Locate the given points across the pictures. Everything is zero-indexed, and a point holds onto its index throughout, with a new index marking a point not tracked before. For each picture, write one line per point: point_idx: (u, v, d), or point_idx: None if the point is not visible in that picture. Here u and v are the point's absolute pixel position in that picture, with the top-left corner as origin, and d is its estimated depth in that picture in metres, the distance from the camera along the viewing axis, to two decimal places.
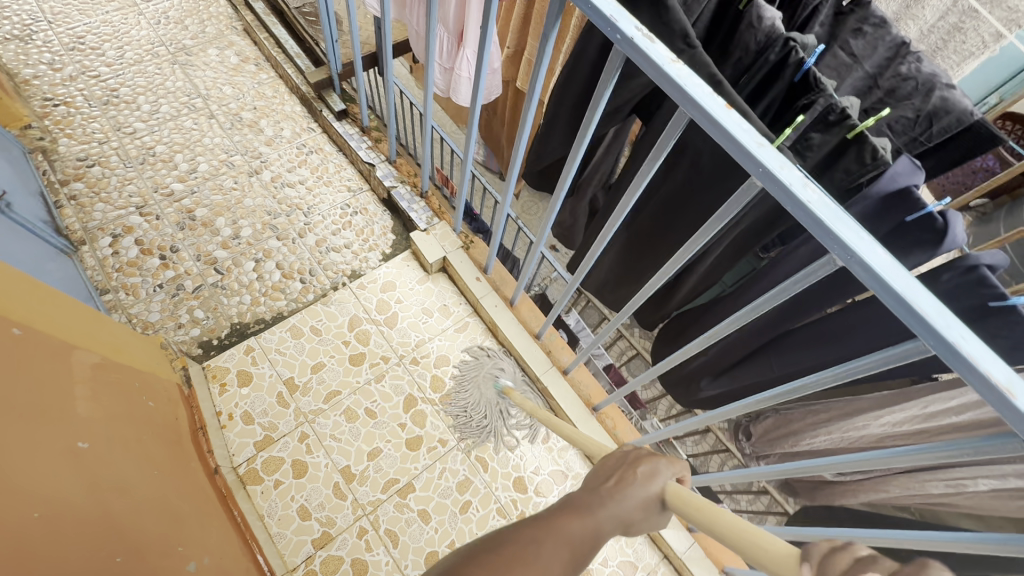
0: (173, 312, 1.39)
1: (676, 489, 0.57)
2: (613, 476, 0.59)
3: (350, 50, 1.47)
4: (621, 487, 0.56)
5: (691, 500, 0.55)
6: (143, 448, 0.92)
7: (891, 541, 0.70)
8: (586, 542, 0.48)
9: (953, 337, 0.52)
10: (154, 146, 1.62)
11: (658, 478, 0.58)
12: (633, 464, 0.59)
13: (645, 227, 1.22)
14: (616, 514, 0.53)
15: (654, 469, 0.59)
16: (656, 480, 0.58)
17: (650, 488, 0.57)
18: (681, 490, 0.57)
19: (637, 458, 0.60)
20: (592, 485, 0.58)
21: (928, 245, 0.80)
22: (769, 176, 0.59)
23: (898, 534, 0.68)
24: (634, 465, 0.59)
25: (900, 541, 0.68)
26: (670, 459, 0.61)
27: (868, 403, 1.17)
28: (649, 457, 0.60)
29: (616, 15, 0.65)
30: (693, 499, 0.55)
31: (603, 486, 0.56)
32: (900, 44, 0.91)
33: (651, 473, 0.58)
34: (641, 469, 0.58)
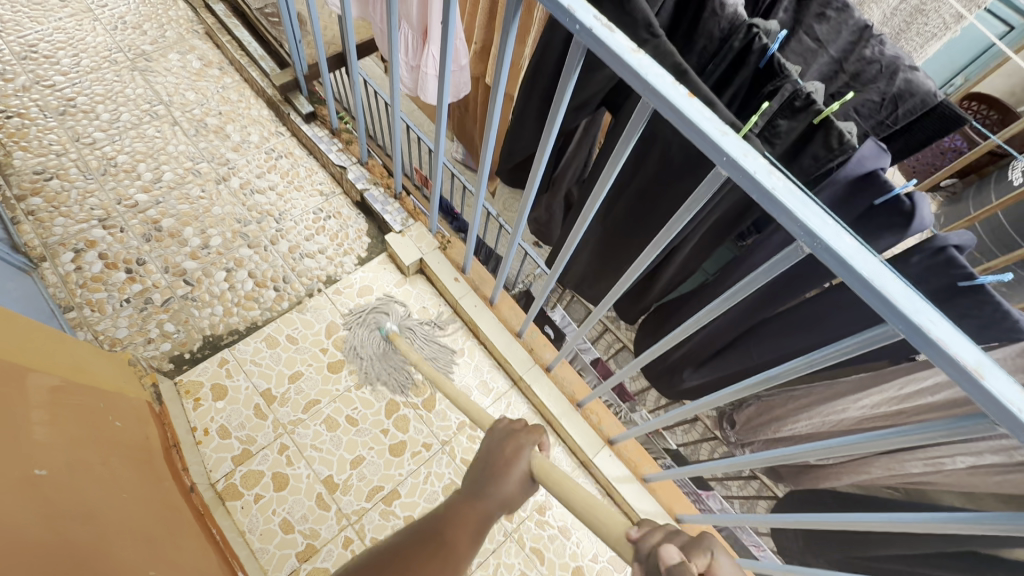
0: (142, 327, 1.34)
1: (537, 460, 0.77)
2: (492, 460, 0.77)
3: (314, 51, 1.43)
4: (500, 470, 0.75)
5: (551, 475, 0.74)
6: (109, 470, 0.88)
7: (919, 524, 0.70)
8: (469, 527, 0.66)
9: (921, 320, 0.52)
10: (115, 156, 1.56)
11: (525, 454, 0.77)
12: (504, 448, 0.78)
13: (621, 220, 1.21)
14: (498, 496, 0.72)
15: (518, 448, 0.77)
16: (521, 455, 0.77)
17: (518, 464, 0.76)
18: (543, 464, 0.76)
19: (507, 442, 0.79)
20: (476, 473, 0.76)
21: (898, 227, 0.81)
22: (733, 165, 0.58)
23: (932, 517, 0.68)
24: (506, 449, 0.78)
25: (933, 525, 0.69)
26: (529, 433, 0.80)
27: (847, 386, 1.18)
28: (515, 437, 0.79)
29: (574, 5, 0.64)
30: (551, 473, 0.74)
31: (486, 470, 0.75)
32: (864, 27, 0.90)
33: (517, 452, 0.77)
34: (509, 451, 0.77)
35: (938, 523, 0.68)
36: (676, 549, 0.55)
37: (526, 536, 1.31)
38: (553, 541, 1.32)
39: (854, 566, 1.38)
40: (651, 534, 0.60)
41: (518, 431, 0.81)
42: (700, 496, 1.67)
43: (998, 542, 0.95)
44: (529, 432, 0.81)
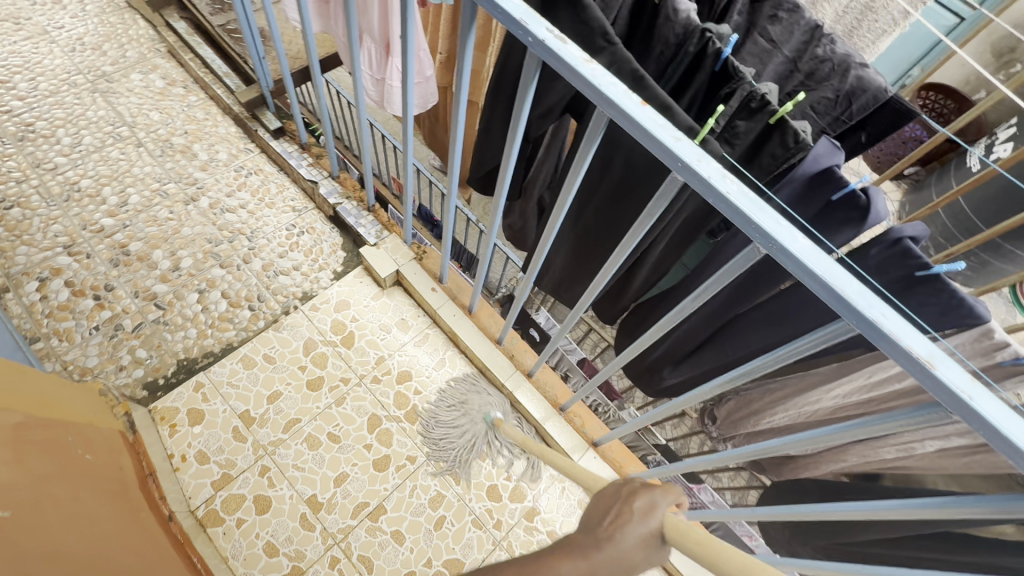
0: (113, 354, 1.31)
1: (672, 522, 0.63)
2: (611, 512, 0.64)
3: (277, 66, 1.42)
4: (622, 526, 0.61)
5: (690, 532, 0.61)
6: (79, 505, 0.86)
7: (886, 511, 0.72)
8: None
9: (873, 314, 0.53)
10: (78, 180, 1.53)
11: (655, 514, 0.63)
12: (629, 500, 0.64)
13: (592, 224, 1.23)
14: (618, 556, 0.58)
15: (651, 501, 0.64)
16: (655, 515, 0.63)
17: (650, 521, 0.62)
18: (679, 523, 0.62)
19: (634, 493, 0.65)
20: (588, 525, 0.63)
21: (855, 221, 0.85)
22: (688, 171, 0.59)
23: (900, 506, 0.70)
24: (631, 501, 0.64)
25: (902, 512, 0.70)
26: (664, 489, 0.66)
27: (818, 377, 1.20)
28: (645, 488, 0.65)
29: (526, 18, 0.64)
30: (693, 533, 0.61)
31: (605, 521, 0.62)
32: (814, 27, 0.93)
33: (649, 505, 0.63)
34: (638, 503, 0.63)
35: (912, 510, 0.69)
36: None
37: (516, 543, 1.32)
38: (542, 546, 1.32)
39: (838, 552, 1.41)
40: None
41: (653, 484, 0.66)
42: (689, 490, 1.69)
43: (970, 522, 0.98)
44: (664, 488, 0.67)
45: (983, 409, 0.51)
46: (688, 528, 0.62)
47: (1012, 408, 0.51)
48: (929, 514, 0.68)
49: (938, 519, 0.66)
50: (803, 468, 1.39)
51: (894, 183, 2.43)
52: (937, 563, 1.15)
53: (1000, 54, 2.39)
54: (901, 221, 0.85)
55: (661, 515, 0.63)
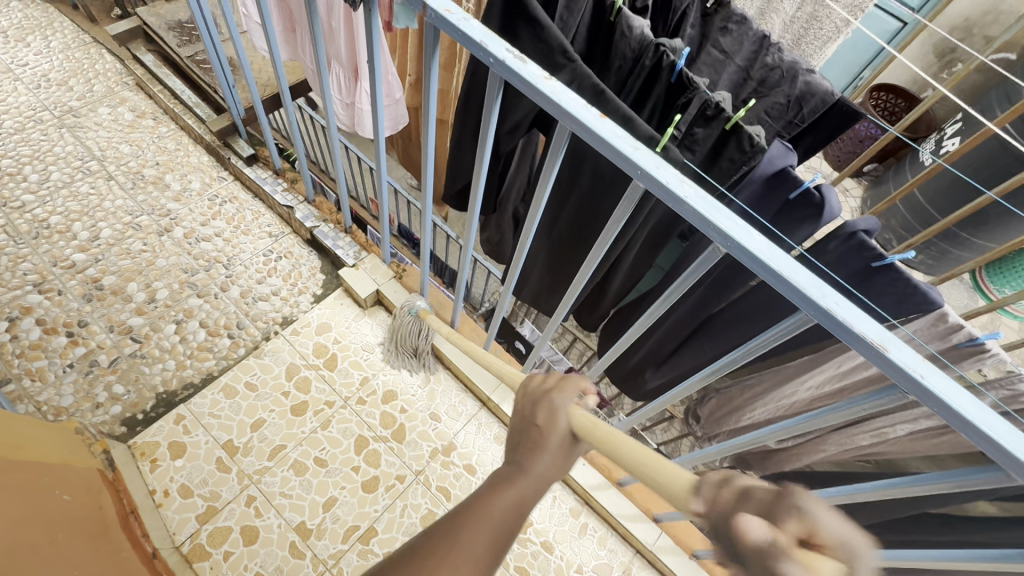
0: (89, 392, 1.29)
1: (582, 420, 0.61)
2: (529, 425, 0.63)
3: (248, 93, 1.43)
4: (534, 441, 0.61)
5: (599, 433, 0.58)
6: (58, 550, 0.85)
7: (878, 492, 0.74)
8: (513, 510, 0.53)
9: (828, 304, 0.56)
10: (47, 218, 1.50)
11: (563, 415, 0.63)
12: (534, 414, 0.63)
13: (566, 234, 1.25)
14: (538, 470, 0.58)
15: (553, 407, 0.63)
16: (560, 412, 0.63)
17: (557, 429, 0.61)
18: (589, 422, 0.59)
19: (539, 402, 0.65)
20: (512, 446, 0.62)
21: (812, 218, 0.89)
22: (647, 177, 0.62)
23: (887, 484, 0.72)
24: (535, 414, 0.64)
25: (889, 491, 0.72)
26: (563, 392, 0.65)
27: (793, 370, 1.24)
28: (545, 398, 0.65)
29: (486, 40, 0.67)
30: (597, 430, 0.58)
31: (520, 440, 0.62)
32: (762, 37, 0.97)
33: (553, 414, 0.63)
34: (542, 414, 0.63)
35: (891, 489, 0.71)
36: (760, 521, 0.36)
37: (510, 556, 1.31)
38: (537, 557, 1.32)
39: None
40: (716, 500, 0.42)
41: (552, 389, 0.66)
42: None
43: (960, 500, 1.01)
44: (562, 388, 0.66)
45: (936, 388, 0.54)
46: (605, 430, 0.58)
47: (965, 387, 0.54)
48: (912, 491, 0.69)
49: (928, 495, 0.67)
50: (787, 461, 1.46)
51: (854, 180, 2.53)
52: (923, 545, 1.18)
53: (942, 55, 2.51)
54: (855, 216, 0.89)
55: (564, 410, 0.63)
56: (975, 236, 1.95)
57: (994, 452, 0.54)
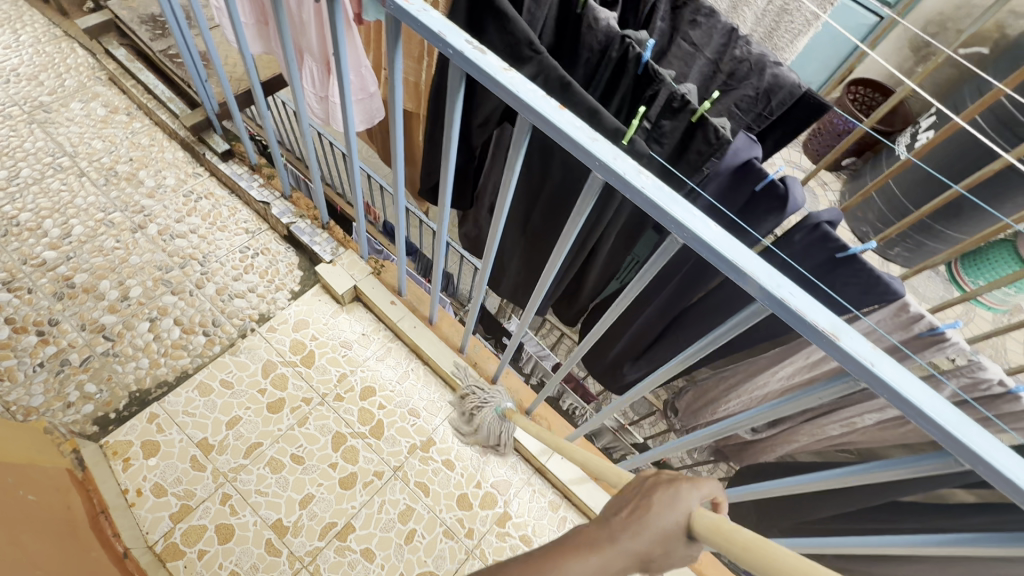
0: (59, 391, 1.27)
1: (706, 520, 0.53)
2: (638, 503, 0.55)
3: (220, 87, 1.41)
4: (643, 523, 0.53)
5: (729, 532, 0.50)
6: (22, 550, 0.84)
7: (839, 480, 0.74)
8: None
9: (781, 294, 0.57)
10: (16, 215, 1.48)
11: (682, 508, 0.54)
12: (649, 493, 0.55)
13: (540, 228, 1.25)
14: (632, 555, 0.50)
15: (675, 496, 0.54)
16: (681, 506, 0.54)
17: (671, 520, 0.53)
18: (722, 523, 0.51)
19: (657, 483, 0.56)
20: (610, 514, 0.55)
21: (777, 210, 0.90)
22: (605, 168, 0.61)
23: (848, 472, 0.72)
24: (649, 493, 0.55)
25: (850, 479, 0.73)
26: (695, 482, 0.57)
27: (764, 362, 1.25)
28: (668, 483, 0.56)
29: (444, 31, 0.67)
30: (735, 534, 0.50)
31: (626, 513, 0.54)
32: (730, 30, 0.97)
33: (671, 501, 0.54)
34: (658, 498, 0.54)
35: (857, 476, 0.71)
36: None
37: (489, 550, 1.31)
38: (516, 551, 1.32)
39: (805, 530, 1.48)
40: None
41: (677, 477, 0.57)
42: None
43: (929, 486, 1.06)
44: (693, 480, 0.57)
45: (886, 375, 0.55)
46: (736, 531, 0.50)
47: (914, 373, 0.55)
48: (873, 478, 0.70)
49: (886, 481, 0.68)
50: (762, 452, 1.48)
51: (834, 174, 2.55)
52: (894, 531, 1.21)
53: (918, 49, 2.54)
54: (819, 207, 0.90)
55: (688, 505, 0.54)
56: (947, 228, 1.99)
57: (942, 438, 0.55)
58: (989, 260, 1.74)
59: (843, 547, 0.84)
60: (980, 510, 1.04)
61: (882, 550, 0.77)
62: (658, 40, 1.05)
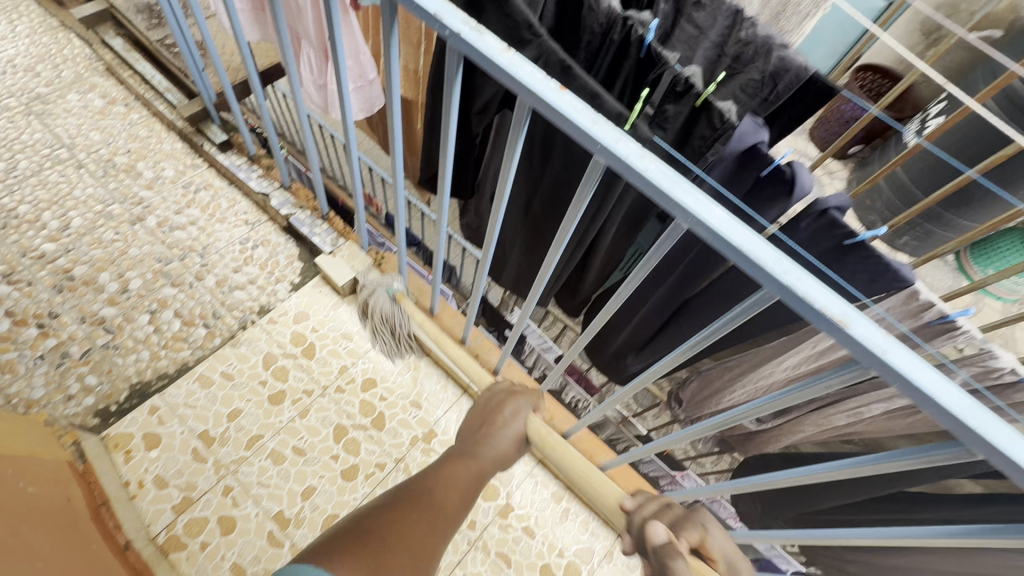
0: (61, 383, 1.27)
1: (534, 427, 1.16)
2: (493, 420, 1.11)
3: (216, 76, 1.39)
4: (496, 429, 1.09)
5: (545, 434, 1.16)
6: (21, 542, 0.84)
7: (846, 471, 0.73)
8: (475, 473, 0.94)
9: (788, 279, 0.55)
10: (15, 207, 1.47)
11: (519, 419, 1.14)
12: (499, 411, 1.13)
13: (541, 217, 1.24)
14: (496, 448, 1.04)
15: (513, 410, 1.14)
16: (517, 419, 1.13)
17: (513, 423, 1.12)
18: (540, 430, 1.17)
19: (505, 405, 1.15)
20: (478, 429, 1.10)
21: (783, 196, 0.89)
22: (607, 152, 0.60)
23: (856, 463, 0.71)
24: (501, 409, 1.13)
25: (857, 470, 0.71)
26: (525, 399, 1.17)
27: (770, 351, 1.24)
28: (510, 401, 1.16)
29: (440, 11, 0.64)
30: (546, 435, 1.16)
31: (487, 424, 1.10)
32: (736, 12, 0.94)
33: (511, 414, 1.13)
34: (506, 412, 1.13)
35: (868, 466, 0.69)
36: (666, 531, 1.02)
37: (491, 542, 1.31)
38: (518, 542, 1.32)
39: (811, 522, 1.46)
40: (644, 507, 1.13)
41: (512, 395, 1.18)
42: (674, 478, 1.72)
43: (939, 477, 1.04)
44: (525, 397, 1.18)
45: (897, 362, 0.53)
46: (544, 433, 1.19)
47: (927, 361, 0.53)
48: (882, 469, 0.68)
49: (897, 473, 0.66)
50: (767, 442, 1.47)
51: (841, 162, 2.52)
52: (902, 522, 1.20)
53: None
54: (827, 192, 0.88)
55: (523, 420, 1.13)
56: (957, 217, 1.97)
57: (955, 427, 0.53)
58: (999, 248, 1.72)
59: (851, 538, 0.82)
60: (990, 501, 1.03)
61: (891, 542, 0.75)
62: (661, 23, 1.02)
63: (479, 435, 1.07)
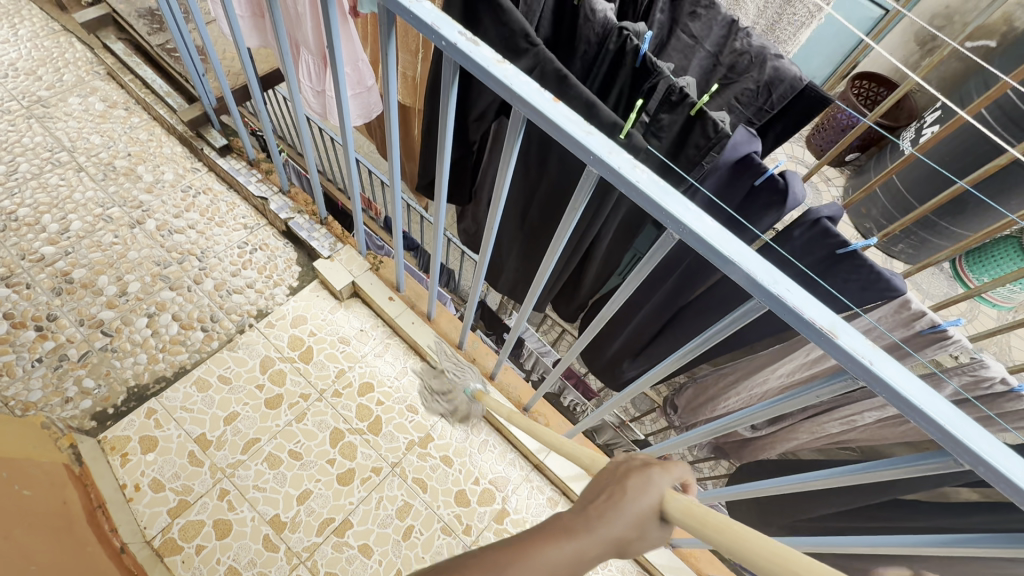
0: (58, 386, 1.27)
1: (679, 503, 0.55)
2: (612, 488, 0.57)
3: (216, 81, 1.39)
4: (612, 504, 0.54)
5: (704, 517, 0.52)
6: (16, 547, 0.84)
7: (840, 479, 0.73)
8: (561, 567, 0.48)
9: (778, 290, 0.55)
10: (15, 210, 1.48)
11: (654, 492, 0.56)
12: (624, 478, 0.57)
13: (538, 224, 1.25)
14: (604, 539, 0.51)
15: (646, 479, 0.56)
16: (654, 491, 0.56)
17: (643, 501, 0.55)
18: (694, 506, 0.54)
19: (631, 469, 0.58)
20: (585, 500, 0.56)
21: (777, 205, 0.89)
22: (600, 163, 0.60)
23: (848, 471, 0.71)
24: (624, 478, 0.57)
25: (851, 478, 0.72)
26: (666, 467, 0.58)
27: (764, 358, 1.24)
28: (642, 468, 0.57)
29: (437, 22, 0.65)
30: (705, 516, 0.52)
31: (597, 496, 0.56)
32: (731, 22, 0.95)
33: (642, 485, 0.56)
34: (631, 482, 0.56)
35: (858, 474, 0.70)
36: None
37: None
38: None
39: (807, 528, 1.46)
40: None
41: (653, 462, 0.58)
42: None
43: (931, 485, 1.05)
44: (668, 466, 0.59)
45: (885, 373, 0.54)
46: (707, 512, 0.53)
47: (915, 373, 0.54)
48: (874, 477, 0.69)
49: (887, 480, 0.67)
50: (762, 449, 1.48)
51: (838, 169, 2.54)
52: (894, 530, 1.20)
53: (923, 42, 2.51)
54: (820, 202, 0.89)
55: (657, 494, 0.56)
56: (953, 225, 1.98)
57: (941, 437, 0.54)
58: (994, 256, 1.72)
59: (841, 545, 0.83)
60: (982, 510, 1.04)
61: (885, 550, 0.76)
62: (656, 33, 1.03)
63: (583, 508, 0.55)
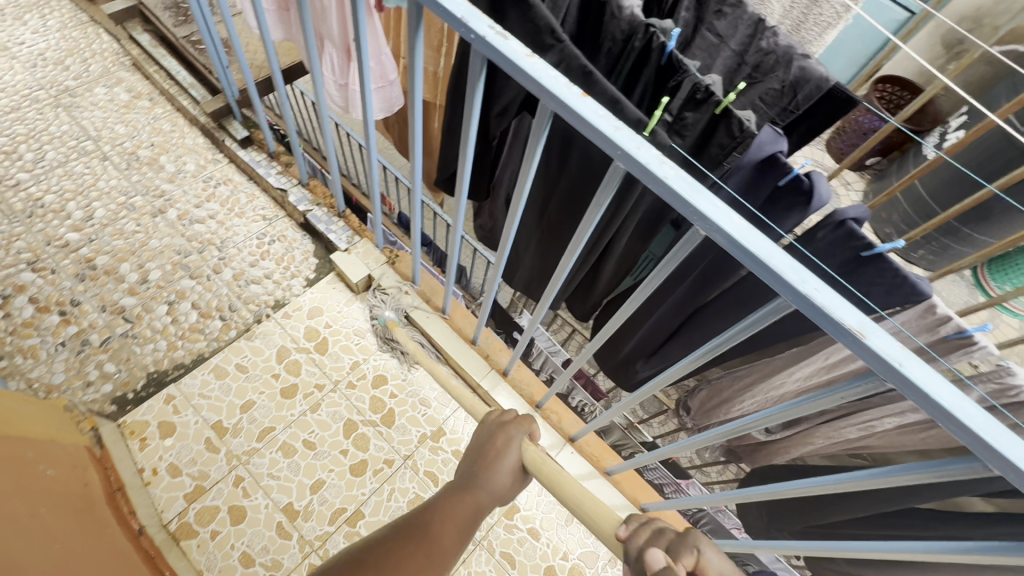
0: (80, 370, 1.29)
1: (530, 454, 0.83)
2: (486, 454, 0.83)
3: (241, 73, 1.41)
4: (488, 464, 0.81)
5: (542, 467, 0.81)
6: (40, 524, 0.86)
7: (861, 484, 0.72)
8: (457, 517, 0.68)
9: (806, 289, 0.55)
10: (42, 197, 1.51)
11: (515, 448, 0.84)
12: (495, 444, 0.85)
13: (556, 222, 1.25)
14: (486, 489, 0.76)
15: (508, 438, 0.85)
16: (513, 448, 0.84)
17: (508, 456, 0.83)
18: (536, 456, 0.82)
19: (500, 435, 0.86)
20: (471, 466, 0.81)
21: (801, 206, 0.88)
22: (628, 158, 0.60)
23: (869, 476, 0.70)
24: (496, 445, 0.84)
25: (872, 484, 0.70)
26: (518, 425, 0.88)
27: (782, 362, 1.24)
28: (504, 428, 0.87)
29: (467, 16, 0.66)
30: (546, 465, 0.80)
31: (479, 465, 0.82)
32: (758, 20, 0.95)
33: (506, 443, 0.84)
34: (499, 444, 0.84)
35: (876, 479, 0.69)
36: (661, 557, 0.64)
37: (496, 542, 1.31)
38: (523, 543, 1.32)
39: (817, 533, 1.45)
40: (638, 534, 0.70)
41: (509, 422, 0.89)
42: (678, 485, 1.72)
43: (951, 495, 1.03)
44: (519, 423, 0.89)
45: (914, 375, 0.53)
46: (546, 464, 0.81)
47: (945, 375, 0.53)
48: (900, 482, 0.67)
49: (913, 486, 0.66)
50: (776, 454, 1.46)
51: (858, 174, 2.51)
52: (910, 539, 1.19)
53: (949, 46, 2.48)
54: (845, 204, 0.88)
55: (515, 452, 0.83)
56: (977, 232, 1.95)
57: (972, 443, 0.53)
58: (1018, 264, 1.69)
59: (854, 551, 0.82)
60: (1001, 520, 1.03)
61: (904, 558, 0.75)
62: (681, 30, 1.03)
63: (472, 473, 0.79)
